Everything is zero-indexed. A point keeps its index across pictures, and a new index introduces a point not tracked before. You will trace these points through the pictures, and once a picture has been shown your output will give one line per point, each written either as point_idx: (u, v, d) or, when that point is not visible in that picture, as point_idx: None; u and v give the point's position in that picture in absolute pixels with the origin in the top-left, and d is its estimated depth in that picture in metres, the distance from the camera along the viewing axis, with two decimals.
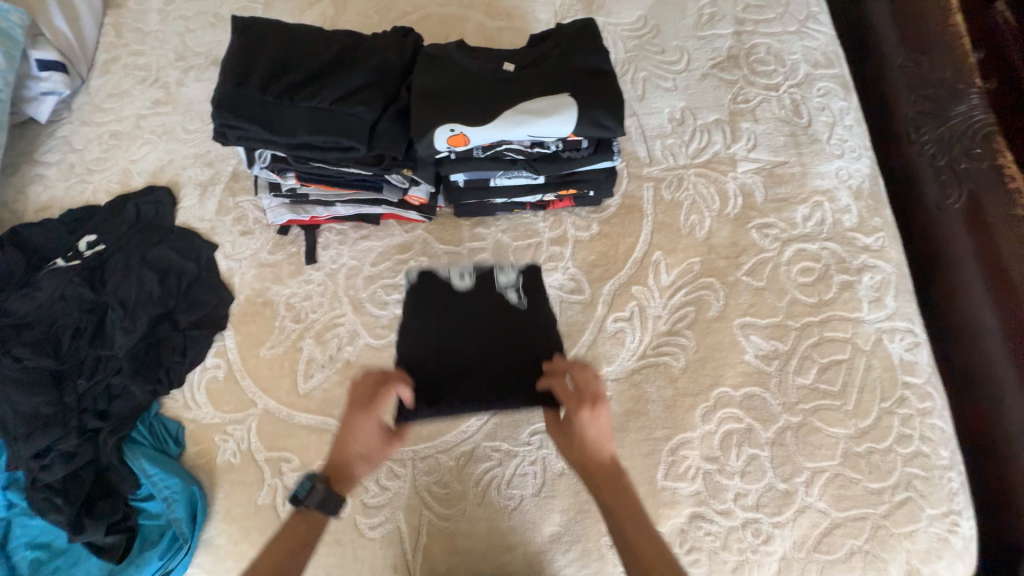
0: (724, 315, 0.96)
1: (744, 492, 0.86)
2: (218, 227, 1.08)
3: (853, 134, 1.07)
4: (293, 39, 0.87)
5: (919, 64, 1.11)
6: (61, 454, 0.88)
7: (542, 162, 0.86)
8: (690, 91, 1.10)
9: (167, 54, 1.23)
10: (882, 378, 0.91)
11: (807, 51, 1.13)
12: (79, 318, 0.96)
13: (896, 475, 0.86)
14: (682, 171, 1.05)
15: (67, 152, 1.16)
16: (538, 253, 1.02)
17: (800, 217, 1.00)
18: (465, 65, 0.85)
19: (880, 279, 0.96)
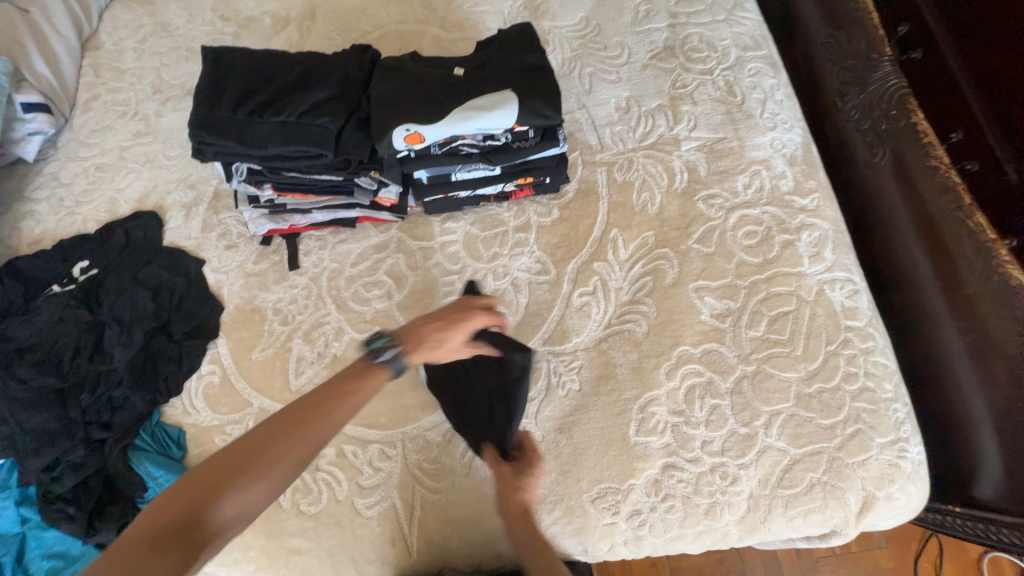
0: (680, 280, 1.03)
1: (709, 439, 0.94)
2: (205, 243, 1.15)
3: (784, 107, 1.17)
4: (259, 62, 0.95)
5: (839, 39, 1.23)
6: (70, 466, 0.93)
7: (496, 154, 0.94)
8: (633, 81, 1.20)
9: (145, 88, 1.31)
10: (826, 324, 0.99)
11: (736, 36, 1.23)
12: (78, 338, 1.02)
13: (845, 411, 0.94)
14: (631, 154, 1.14)
15: (57, 187, 1.22)
16: (505, 240, 1.10)
17: (741, 185, 1.09)
18: (418, 73, 0.94)
19: (818, 236, 1.05)
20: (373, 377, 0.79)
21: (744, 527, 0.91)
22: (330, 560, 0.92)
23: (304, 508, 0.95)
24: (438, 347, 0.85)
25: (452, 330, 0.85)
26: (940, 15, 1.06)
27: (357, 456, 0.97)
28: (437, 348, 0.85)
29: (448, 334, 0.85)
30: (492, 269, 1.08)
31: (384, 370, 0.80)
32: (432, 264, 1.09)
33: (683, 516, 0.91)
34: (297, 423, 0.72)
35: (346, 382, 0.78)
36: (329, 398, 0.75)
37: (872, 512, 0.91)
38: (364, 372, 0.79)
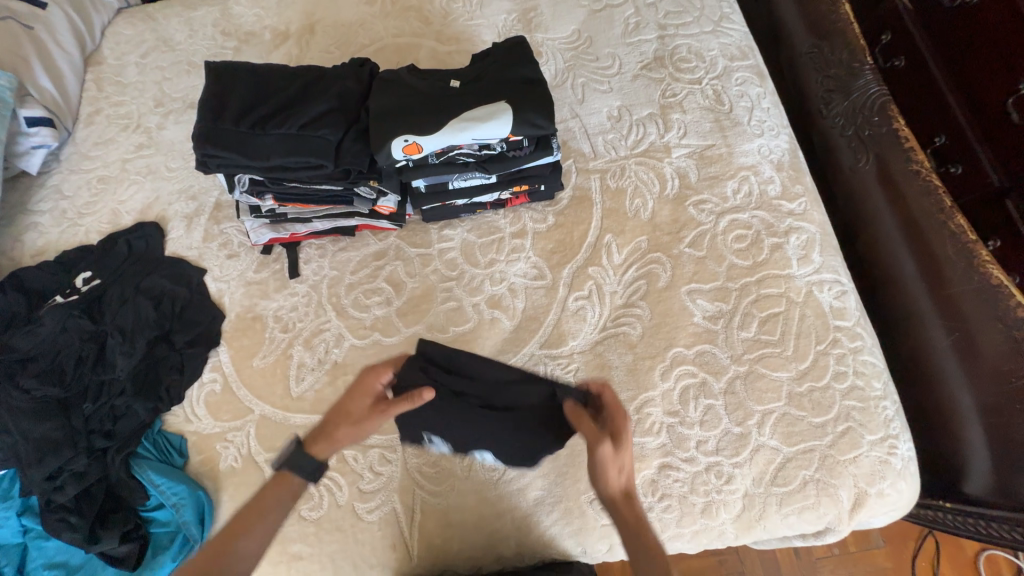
0: (673, 283, 1.06)
1: (704, 439, 0.95)
2: (206, 253, 1.17)
3: (771, 115, 1.20)
4: (260, 76, 0.98)
5: (822, 49, 1.27)
6: (73, 474, 0.94)
7: (492, 163, 0.97)
8: (624, 91, 1.23)
9: (147, 101, 1.34)
10: (815, 324, 1.01)
11: (723, 47, 1.27)
12: (81, 348, 1.03)
13: (836, 409, 0.96)
14: (623, 161, 1.17)
15: (59, 200, 1.24)
16: (502, 246, 1.12)
17: (730, 191, 1.12)
18: (415, 86, 0.97)
19: (806, 239, 1.08)
20: (280, 488, 0.79)
21: (740, 525, 0.93)
22: (332, 565, 0.93)
23: (306, 514, 0.95)
24: (341, 428, 0.81)
25: (348, 408, 0.83)
26: (920, 27, 1.10)
27: (357, 461, 0.98)
28: (339, 430, 0.81)
29: (349, 412, 0.83)
30: (489, 275, 1.10)
31: (288, 481, 0.79)
32: (431, 271, 1.11)
33: (680, 515, 0.93)
34: (210, 562, 0.72)
35: (256, 504, 0.77)
36: (241, 528, 0.75)
37: (864, 508, 0.93)
38: (272, 489, 0.79)
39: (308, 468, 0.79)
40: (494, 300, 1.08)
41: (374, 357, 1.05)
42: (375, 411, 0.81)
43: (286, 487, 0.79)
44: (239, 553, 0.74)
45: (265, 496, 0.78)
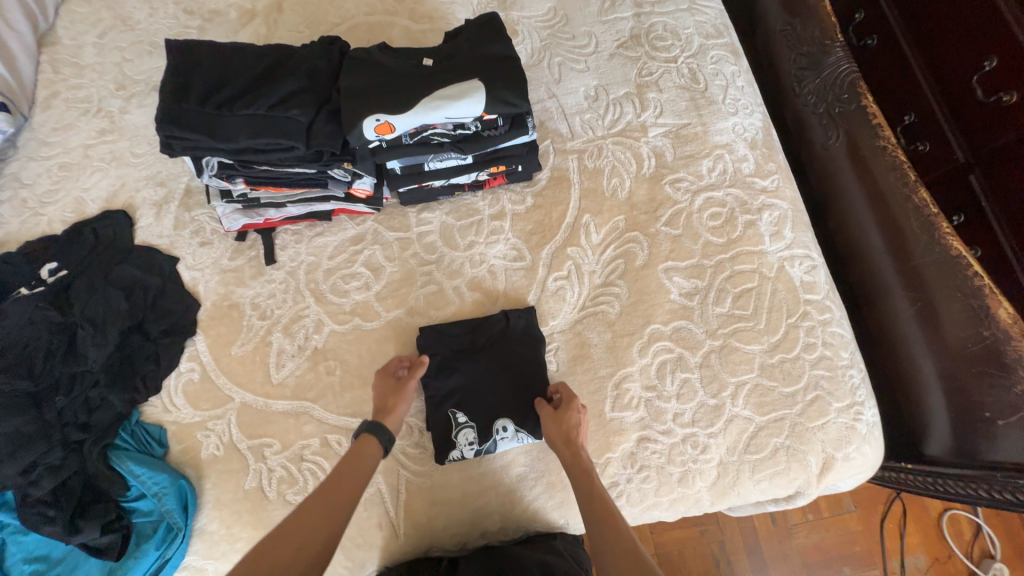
0: (651, 262, 1.08)
1: (681, 412, 0.98)
2: (178, 241, 1.14)
3: (745, 93, 1.21)
4: (225, 56, 0.95)
5: (795, 26, 1.27)
6: (48, 468, 0.92)
7: (467, 143, 0.96)
8: (601, 70, 1.23)
9: (107, 84, 1.28)
10: (787, 299, 1.05)
11: (698, 25, 1.27)
12: (49, 340, 0.99)
13: (805, 378, 1.00)
14: (601, 142, 1.17)
15: (19, 189, 1.19)
16: (481, 228, 1.12)
17: (705, 169, 1.14)
18: (387, 64, 0.95)
19: (778, 215, 1.10)
20: (363, 450, 0.89)
21: (715, 492, 0.97)
22: None
23: (291, 498, 0.96)
24: (396, 401, 0.95)
25: (386, 392, 0.96)
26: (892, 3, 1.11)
27: (341, 445, 0.99)
28: (396, 403, 0.94)
29: (391, 391, 0.96)
30: (469, 258, 1.11)
31: (372, 444, 0.90)
32: (410, 254, 1.11)
33: (658, 485, 0.96)
34: (319, 510, 0.81)
35: (348, 464, 0.87)
36: (341, 482, 0.84)
37: (832, 472, 0.98)
38: (358, 452, 0.89)
39: (388, 434, 0.91)
40: (474, 283, 1.09)
41: (355, 342, 1.05)
42: (407, 381, 0.96)
43: (372, 448, 0.89)
44: (341, 501, 0.82)
45: (355, 456, 0.88)
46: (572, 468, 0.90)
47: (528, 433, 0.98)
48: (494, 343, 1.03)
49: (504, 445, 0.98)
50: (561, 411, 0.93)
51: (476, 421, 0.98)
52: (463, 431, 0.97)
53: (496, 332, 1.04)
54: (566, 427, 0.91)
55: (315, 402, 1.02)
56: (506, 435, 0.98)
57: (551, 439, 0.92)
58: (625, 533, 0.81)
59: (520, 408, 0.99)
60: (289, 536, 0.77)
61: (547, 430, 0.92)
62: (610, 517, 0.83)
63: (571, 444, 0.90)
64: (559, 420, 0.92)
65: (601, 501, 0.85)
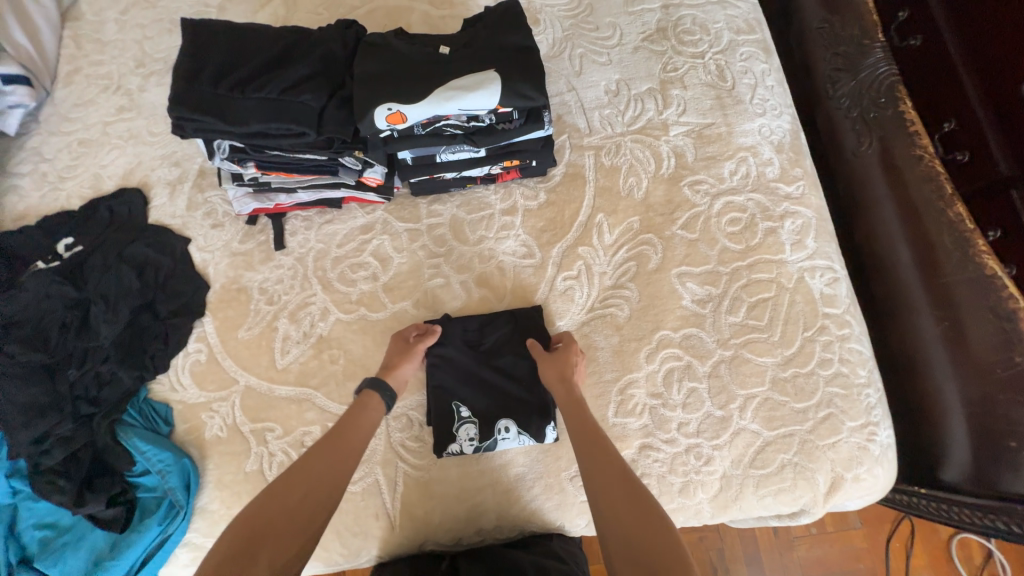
0: (664, 266, 1.04)
1: (686, 421, 0.96)
2: (190, 222, 1.14)
3: (775, 93, 1.16)
4: (240, 38, 0.93)
5: (832, 24, 1.20)
6: (59, 439, 0.94)
7: (480, 136, 0.94)
8: (623, 64, 1.18)
9: (127, 62, 1.29)
10: (804, 311, 1.01)
11: (729, 19, 1.21)
12: (64, 314, 1.01)
13: (819, 395, 0.97)
14: (619, 139, 1.13)
15: (40, 163, 1.21)
16: (491, 223, 1.10)
17: (727, 172, 1.09)
18: (403, 51, 0.92)
19: (801, 224, 1.06)
20: (366, 402, 0.92)
21: (716, 505, 0.95)
22: None
23: None
24: (402, 361, 0.96)
25: (395, 353, 0.97)
26: (941, 3, 1.04)
27: None
28: (401, 362, 0.96)
29: (398, 351, 0.98)
30: (478, 252, 1.09)
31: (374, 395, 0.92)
32: (418, 246, 1.10)
33: (658, 494, 0.94)
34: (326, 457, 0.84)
35: (353, 413, 0.90)
36: (344, 432, 0.87)
37: (840, 492, 0.95)
38: (359, 404, 0.91)
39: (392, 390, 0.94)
40: (481, 278, 1.07)
41: (360, 332, 1.05)
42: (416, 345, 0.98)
43: (374, 401, 0.92)
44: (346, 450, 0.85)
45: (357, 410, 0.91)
46: (565, 403, 0.90)
47: (529, 436, 0.97)
48: (503, 339, 1.02)
49: (504, 446, 0.97)
50: (561, 355, 0.95)
51: (480, 419, 0.97)
52: (467, 427, 0.97)
53: (506, 328, 1.02)
54: (562, 367, 0.94)
55: (318, 390, 1.02)
56: (506, 436, 0.97)
57: (548, 380, 0.93)
58: (616, 462, 0.82)
59: (522, 409, 0.98)
60: (300, 479, 0.81)
61: (544, 371, 0.94)
62: (601, 449, 0.84)
63: (567, 382, 0.92)
64: (557, 363, 0.94)
65: (593, 433, 0.86)
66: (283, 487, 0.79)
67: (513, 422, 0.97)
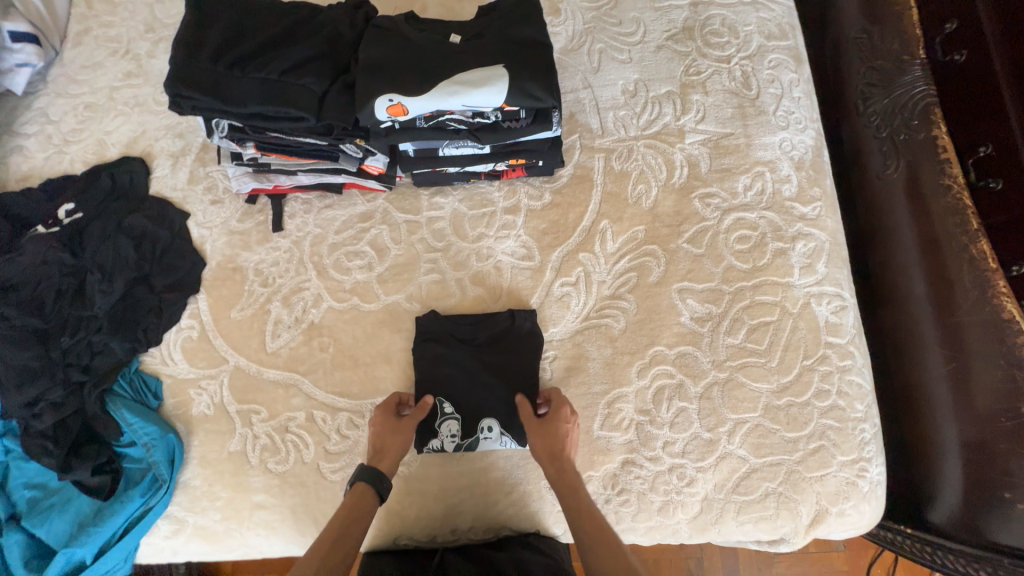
0: (665, 280, 1.01)
1: (672, 441, 0.94)
2: (190, 196, 1.13)
3: (801, 106, 1.10)
4: (244, 13, 0.90)
5: (872, 35, 1.13)
6: (50, 404, 0.96)
7: (484, 132, 0.90)
8: (644, 63, 1.13)
9: (137, 25, 1.26)
10: (806, 339, 0.97)
11: (761, 22, 1.14)
12: (61, 281, 1.02)
13: (812, 426, 0.94)
14: (632, 142, 1.09)
15: (45, 124, 1.20)
16: (492, 221, 1.07)
17: (742, 186, 1.05)
18: (410, 38, 0.89)
19: (813, 247, 1.01)
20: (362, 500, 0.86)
21: (695, 526, 0.93)
22: (293, 516, 0.97)
23: (272, 466, 0.98)
24: (393, 441, 0.90)
25: (385, 430, 0.91)
26: (994, 19, 0.95)
27: (325, 422, 0.99)
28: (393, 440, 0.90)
29: (390, 429, 0.91)
30: (476, 250, 1.06)
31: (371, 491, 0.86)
32: (417, 239, 1.07)
33: (637, 511, 0.93)
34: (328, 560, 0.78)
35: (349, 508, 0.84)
36: (345, 536, 0.81)
37: (822, 525, 0.93)
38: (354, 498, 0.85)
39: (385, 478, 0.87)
40: (477, 277, 1.05)
41: (352, 322, 1.04)
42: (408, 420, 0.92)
43: (370, 497, 0.86)
44: (346, 550, 0.80)
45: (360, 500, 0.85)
46: (556, 481, 0.87)
47: (511, 438, 0.96)
48: (493, 338, 1.00)
49: (484, 445, 0.96)
50: (546, 422, 0.90)
51: (463, 415, 0.97)
52: (449, 423, 0.96)
53: (497, 328, 1.01)
54: (550, 440, 0.89)
55: (305, 376, 1.02)
56: (489, 433, 0.96)
57: (537, 452, 0.88)
58: (618, 548, 0.79)
59: (506, 413, 0.97)
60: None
61: (531, 442, 0.90)
62: (603, 536, 0.80)
63: (556, 456, 0.88)
64: (543, 432, 0.90)
65: (589, 515, 0.83)
66: None
67: (496, 420, 0.96)
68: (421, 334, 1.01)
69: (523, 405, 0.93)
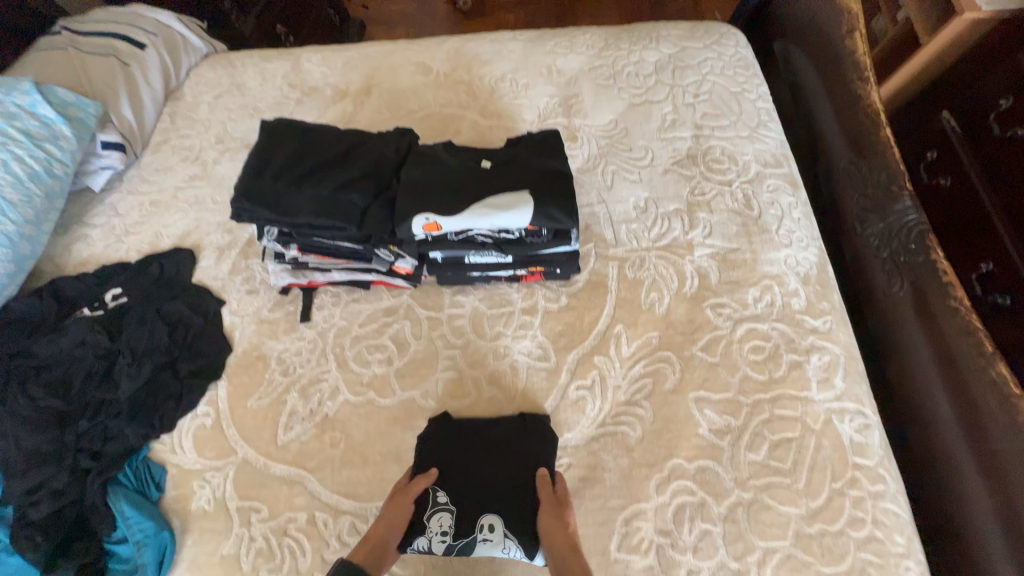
0: (681, 387, 1.01)
1: (696, 569, 0.87)
2: (229, 285, 1.21)
3: (801, 226, 1.18)
4: (306, 140, 1.05)
5: (859, 166, 1.23)
6: (50, 492, 0.93)
7: (508, 245, 0.99)
8: (653, 184, 1.25)
9: (209, 137, 1.46)
10: (832, 459, 0.94)
11: (757, 153, 1.28)
12: (92, 363, 1.06)
13: (849, 560, 0.86)
14: (644, 253, 1.16)
15: (112, 217, 1.34)
16: (510, 321, 1.12)
17: (751, 298, 1.09)
18: (447, 164, 1.01)
19: (828, 361, 1.02)
20: None
21: None
22: None
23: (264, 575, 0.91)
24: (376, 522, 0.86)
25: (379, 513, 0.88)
26: None
27: (327, 526, 0.95)
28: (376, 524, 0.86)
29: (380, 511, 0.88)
30: (493, 348, 1.09)
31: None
32: (437, 335, 1.11)
33: None
34: None
35: None
36: None
37: None
38: None
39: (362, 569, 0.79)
40: (493, 376, 1.06)
41: (366, 417, 1.04)
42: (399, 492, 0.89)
43: None
44: None
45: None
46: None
47: (515, 545, 0.87)
48: (502, 432, 0.98)
49: (486, 549, 0.87)
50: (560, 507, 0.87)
51: (457, 510, 0.90)
52: (440, 517, 0.89)
53: (506, 424, 0.99)
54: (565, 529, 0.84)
55: (312, 473, 0.99)
56: (489, 535, 0.88)
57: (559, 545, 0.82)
58: None
59: (517, 518, 0.89)
60: None
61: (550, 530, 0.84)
62: None
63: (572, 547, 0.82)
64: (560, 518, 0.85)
65: None
66: None
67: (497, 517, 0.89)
68: (429, 428, 1.00)
69: (540, 485, 0.90)
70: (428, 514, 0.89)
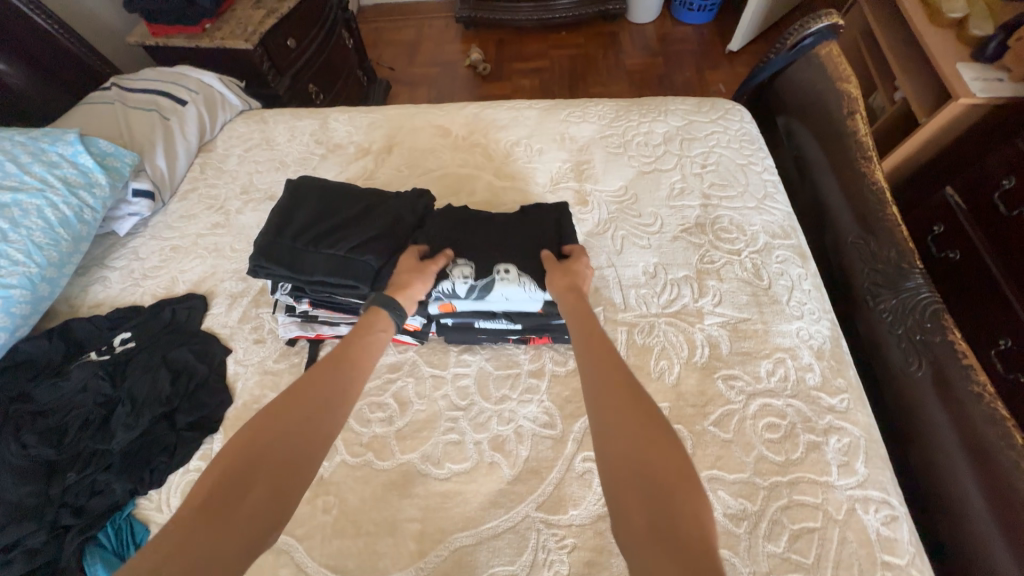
0: (693, 465, 0.96)
1: None
2: (237, 334, 1.22)
3: (812, 298, 1.18)
4: (327, 199, 1.11)
5: (868, 242, 1.25)
6: (27, 550, 0.89)
7: (516, 312, 1.09)
8: (662, 250, 1.27)
9: (235, 187, 1.53)
10: (859, 554, 0.87)
11: (765, 224, 1.30)
12: (91, 410, 1.04)
13: None
14: (654, 319, 1.16)
15: (132, 261, 1.38)
16: (516, 383, 1.10)
17: (764, 371, 1.06)
18: (463, 238, 1.10)
19: (848, 443, 0.97)
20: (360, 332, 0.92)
21: None
22: None
23: None
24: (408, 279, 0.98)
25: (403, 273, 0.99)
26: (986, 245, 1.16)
27: None
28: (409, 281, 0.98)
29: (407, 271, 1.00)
30: (498, 412, 1.06)
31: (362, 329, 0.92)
32: (440, 395, 1.09)
33: None
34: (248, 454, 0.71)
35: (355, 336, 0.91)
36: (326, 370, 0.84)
37: None
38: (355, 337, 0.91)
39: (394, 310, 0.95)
40: (496, 442, 1.02)
41: (362, 481, 0.99)
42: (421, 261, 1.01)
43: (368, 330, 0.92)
44: (258, 457, 0.70)
45: (265, 414, 0.76)
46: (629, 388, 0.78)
47: (531, 280, 1.02)
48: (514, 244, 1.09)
49: (506, 286, 1.02)
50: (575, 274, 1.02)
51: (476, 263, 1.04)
52: (461, 265, 1.03)
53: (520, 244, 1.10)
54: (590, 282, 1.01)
55: (300, 542, 0.94)
56: (508, 274, 1.03)
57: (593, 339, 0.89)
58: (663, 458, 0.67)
59: None
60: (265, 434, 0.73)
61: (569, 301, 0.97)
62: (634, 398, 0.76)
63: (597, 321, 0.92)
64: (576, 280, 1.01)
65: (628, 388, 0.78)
66: (253, 435, 0.73)
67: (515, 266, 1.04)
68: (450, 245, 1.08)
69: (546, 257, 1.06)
70: (450, 265, 1.03)
